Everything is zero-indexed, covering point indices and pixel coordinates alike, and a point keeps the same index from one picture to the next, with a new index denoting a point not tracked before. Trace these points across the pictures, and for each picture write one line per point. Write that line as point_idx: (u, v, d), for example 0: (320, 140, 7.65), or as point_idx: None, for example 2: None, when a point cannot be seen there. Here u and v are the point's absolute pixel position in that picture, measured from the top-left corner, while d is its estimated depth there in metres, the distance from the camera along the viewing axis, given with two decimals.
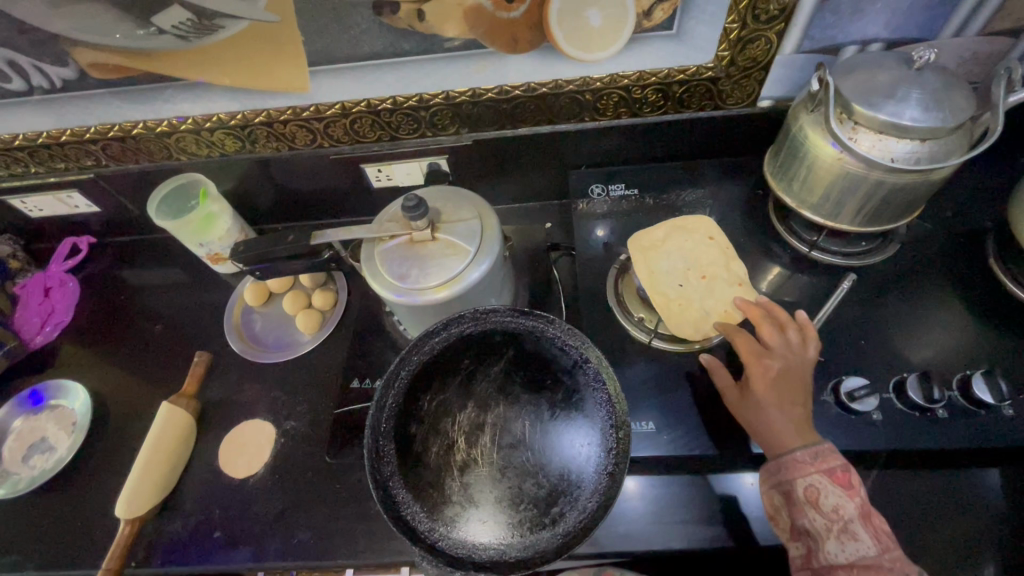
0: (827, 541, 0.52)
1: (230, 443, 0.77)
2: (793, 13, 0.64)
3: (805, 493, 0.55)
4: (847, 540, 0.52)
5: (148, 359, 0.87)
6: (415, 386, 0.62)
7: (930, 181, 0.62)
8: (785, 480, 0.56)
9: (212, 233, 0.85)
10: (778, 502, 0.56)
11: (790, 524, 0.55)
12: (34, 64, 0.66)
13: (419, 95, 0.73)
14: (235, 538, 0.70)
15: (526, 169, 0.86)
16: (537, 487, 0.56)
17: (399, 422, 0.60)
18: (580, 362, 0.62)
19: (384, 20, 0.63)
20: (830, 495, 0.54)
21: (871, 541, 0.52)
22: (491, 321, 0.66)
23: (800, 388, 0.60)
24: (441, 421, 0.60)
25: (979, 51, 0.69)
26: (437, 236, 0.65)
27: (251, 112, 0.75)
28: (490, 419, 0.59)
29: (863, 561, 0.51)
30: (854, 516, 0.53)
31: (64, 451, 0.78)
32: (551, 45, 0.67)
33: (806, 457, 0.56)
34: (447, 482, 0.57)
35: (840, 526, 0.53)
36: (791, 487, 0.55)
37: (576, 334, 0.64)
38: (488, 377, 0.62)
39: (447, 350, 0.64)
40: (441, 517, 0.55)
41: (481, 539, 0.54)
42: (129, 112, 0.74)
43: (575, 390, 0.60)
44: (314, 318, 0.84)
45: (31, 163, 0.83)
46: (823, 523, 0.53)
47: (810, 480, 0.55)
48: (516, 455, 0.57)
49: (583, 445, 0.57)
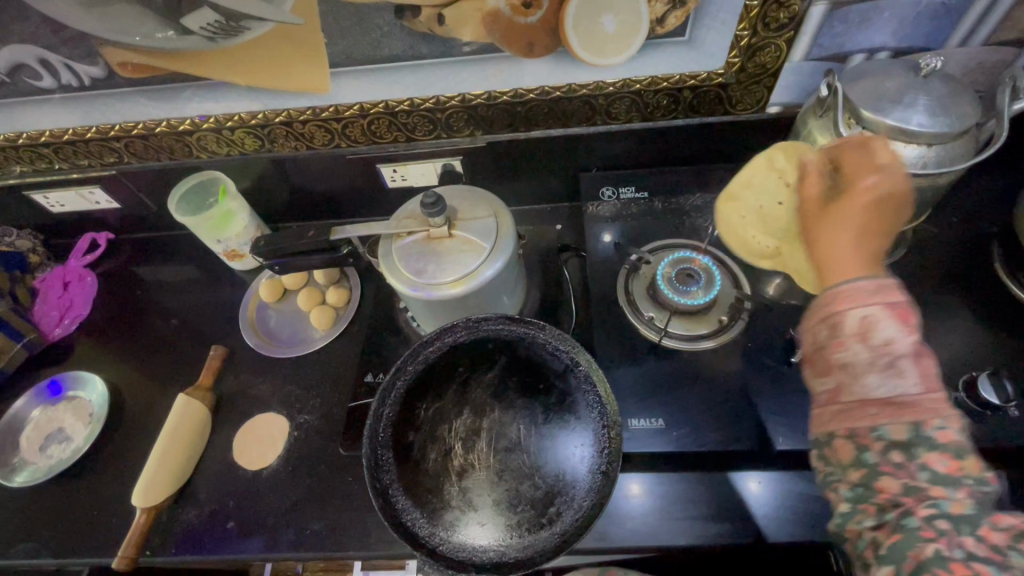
0: (865, 376, 0.42)
1: (244, 435, 0.78)
2: (803, 22, 0.65)
3: (855, 324, 0.42)
4: (891, 376, 0.42)
5: (164, 353, 0.88)
6: (412, 395, 0.63)
7: (936, 186, 0.63)
8: (831, 311, 0.44)
9: (229, 230, 0.87)
10: (821, 339, 0.44)
11: (824, 357, 0.44)
12: (64, 62, 0.68)
13: (435, 98, 0.75)
14: (249, 528, 0.71)
15: (538, 171, 0.88)
16: (534, 489, 0.57)
17: (397, 430, 0.61)
18: (571, 365, 0.63)
19: (404, 23, 0.65)
20: (887, 328, 0.42)
21: (917, 380, 0.42)
22: (483, 329, 0.67)
23: (884, 228, 0.48)
24: (438, 428, 0.61)
25: (984, 61, 0.70)
26: (452, 234, 0.67)
27: (272, 112, 0.77)
28: (486, 424, 0.60)
29: (903, 399, 0.41)
30: (908, 353, 0.42)
31: (81, 441, 0.79)
32: (565, 50, 0.68)
33: (864, 289, 0.43)
34: (446, 488, 0.58)
35: (887, 361, 0.42)
36: (838, 319, 0.43)
37: (567, 338, 0.65)
38: (482, 384, 0.63)
39: (442, 358, 0.65)
40: (441, 522, 0.56)
41: (481, 542, 0.55)
42: (153, 111, 0.76)
43: (567, 393, 0.62)
44: (328, 314, 0.86)
45: (56, 159, 0.85)
46: (868, 357, 0.42)
47: (867, 311, 0.42)
48: (512, 458, 0.58)
49: (577, 446, 0.58)
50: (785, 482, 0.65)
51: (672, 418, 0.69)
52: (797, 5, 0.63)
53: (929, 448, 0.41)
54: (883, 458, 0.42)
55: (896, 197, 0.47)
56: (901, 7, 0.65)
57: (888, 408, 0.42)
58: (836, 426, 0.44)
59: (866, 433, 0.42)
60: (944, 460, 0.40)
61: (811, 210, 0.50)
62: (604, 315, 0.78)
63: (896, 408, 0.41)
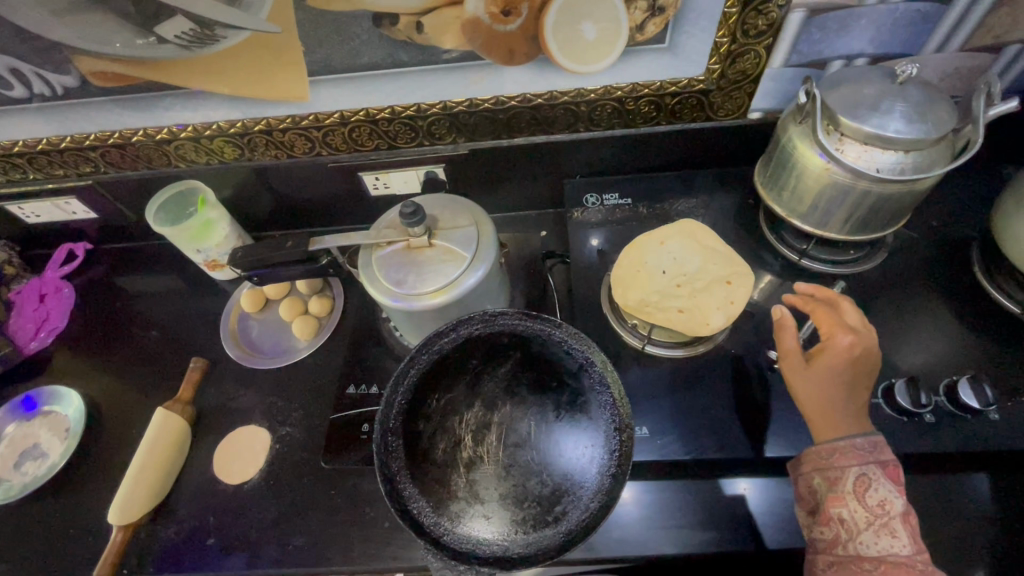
0: (862, 533, 0.52)
1: (225, 449, 0.77)
2: (781, 29, 0.66)
3: (854, 483, 0.54)
4: (884, 534, 0.51)
5: (143, 366, 0.87)
6: (424, 384, 0.63)
7: (915, 191, 0.63)
8: (833, 465, 0.55)
9: (209, 240, 0.86)
10: (819, 486, 0.55)
11: (824, 508, 0.54)
12: (35, 72, 0.67)
13: (417, 105, 0.74)
14: (230, 545, 0.70)
15: (522, 178, 0.88)
16: (541, 485, 0.56)
17: (408, 419, 0.61)
18: (585, 365, 0.63)
19: (383, 32, 0.65)
20: (880, 488, 0.53)
21: (907, 541, 0.51)
22: (498, 324, 0.67)
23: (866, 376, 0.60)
24: (448, 419, 0.60)
25: (961, 67, 0.71)
26: (433, 243, 0.66)
27: (251, 121, 0.76)
28: (497, 418, 0.60)
29: (895, 558, 0.50)
30: (899, 513, 0.52)
31: (56, 457, 0.77)
32: (546, 57, 0.68)
33: (864, 444, 0.55)
34: (453, 478, 0.57)
35: (881, 521, 0.52)
36: (841, 476, 0.54)
37: (582, 337, 0.65)
38: (495, 378, 0.62)
39: (456, 351, 0.65)
40: (446, 512, 0.56)
41: (485, 535, 0.55)
42: (129, 120, 0.75)
43: (580, 392, 0.61)
44: (311, 324, 0.85)
45: (30, 169, 0.83)
46: (864, 516, 0.52)
47: (863, 469, 0.54)
48: (520, 454, 0.57)
49: (588, 447, 0.58)
50: (772, 486, 0.65)
51: (658, 426, 0.68)
52: (775, 12, 0.64)
53: None
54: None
55: (869, 355, 0.61)
56: (878, 15, 0.65)
57: (882, 564, 0.50)
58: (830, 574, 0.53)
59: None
60: None
61: (792, 359, 0.62)
62: (589, 322, 0.78)
63: (888, 566, 0.50)
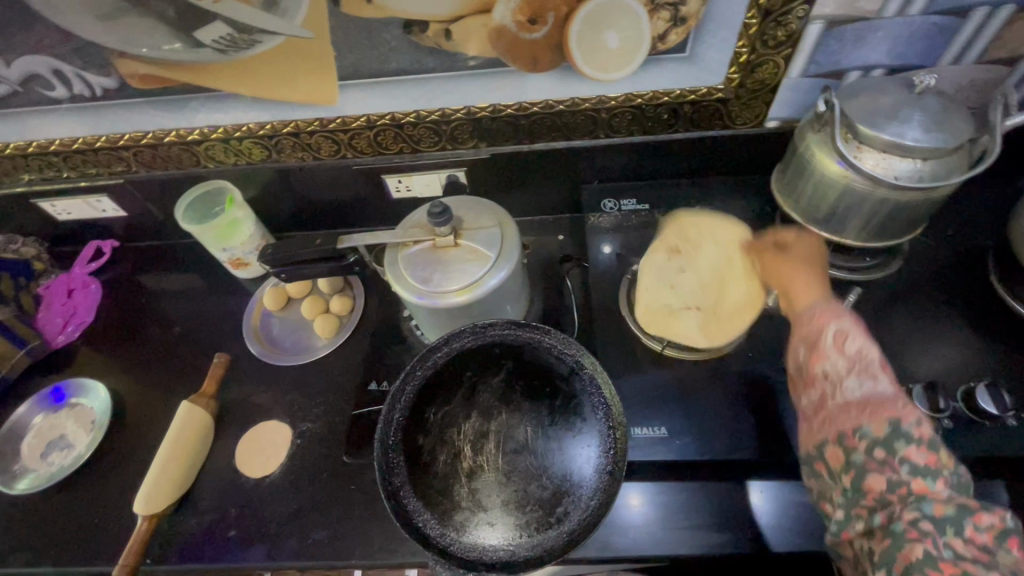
0: (845, 380, 0.49)
1: (248, 443, 0.78)
2: (799, 40, 0.68)
3: (832, 338, 0.52)
4: (866, 377, 0.49)
5: (167, 361, 0.89)
6: (421, 400, 0.64)
7: (931, 199, 0.64)
8: (812, 331, 0.54)
9: (235, 239, 0.88)
10: (803, 356, 0.53)
11: (808, 371, 0.52)
12: (76, 72, 0.70)
13: (441, 110, 0.76)
14: (250, 537, 0.71)
15: (541, 183, 0.90)
16: (542, 489, 0.57)
17: (407, 433, 0.62)
18: (576, 368, 0.64)
19: (413, 38, 0.67)
20: (856, 340, 0.51)
21: (889, 381, 0.49)
22: (491, 333, 0.68)
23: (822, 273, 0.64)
24: (447, 431, 0.62)
25: (975, 79, 0.72)
26: (458, 243, 0.68)
27: (280, 122, 0.78)
28: (494, 427, 0.61)
29: (878, 398, 0.47)
30: (877, 360, 0.50)
31: (82, 448, 0.80)
32: (569, 65, 0.70)
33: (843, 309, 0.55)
34: (455, 488, 0.58)
35: (862, 366, 0.49)
36: (819, 333, 0.53)
37: (572, 342, 0.66)
38: (490, 388, 0.64)
39: (451, 364, 0.66)
40: (451, 523, 0.57)
41: (492, 541, 0.56)
42: (163, 121, 0.77)
43: (572, 396, 0.62)
44: (332, 322, 0.86)
45: (64, 167, 0.85)
46: (845, 364, 0.50)
47: (840, 326, 0.52)
48: (520, 459, 0.59)
49: (583, 448, 0.59)
50: (783, 490, 0.65)
51: (676, 427, 0.70)
52: (794, 24, 0.66)
53: (906, 442, 0.44)
54: (868, 456, 0.45)
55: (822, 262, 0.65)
56: (895, 27, 0.67)
57: (867, 406, 0.47)
58: (824, 434, 0.48)
59: (851, 434, 0.46)
60: (922, 454, 0.44)
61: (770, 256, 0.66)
62: (607, 325, 0.79)
63: (873, 407, 0.46)
